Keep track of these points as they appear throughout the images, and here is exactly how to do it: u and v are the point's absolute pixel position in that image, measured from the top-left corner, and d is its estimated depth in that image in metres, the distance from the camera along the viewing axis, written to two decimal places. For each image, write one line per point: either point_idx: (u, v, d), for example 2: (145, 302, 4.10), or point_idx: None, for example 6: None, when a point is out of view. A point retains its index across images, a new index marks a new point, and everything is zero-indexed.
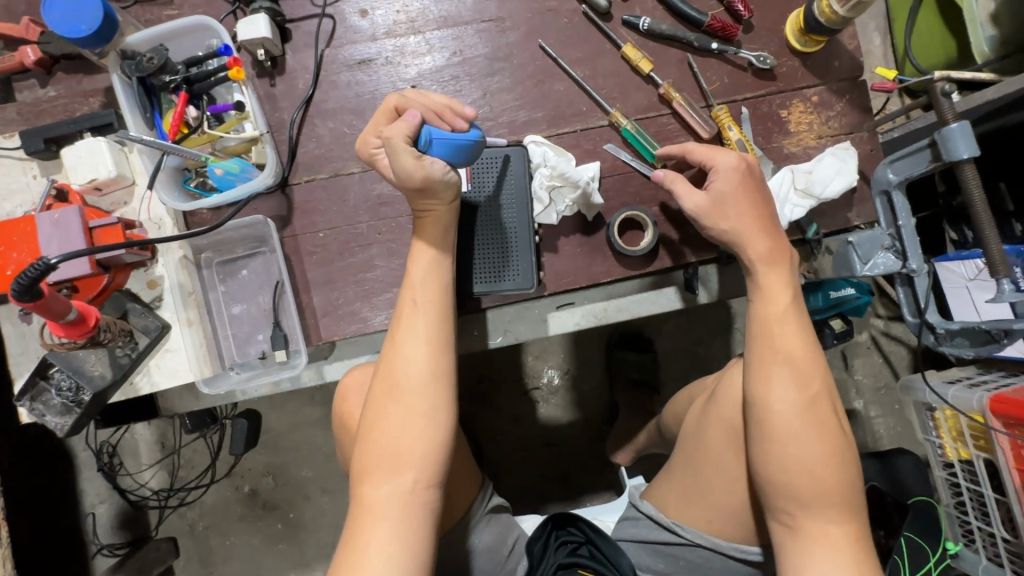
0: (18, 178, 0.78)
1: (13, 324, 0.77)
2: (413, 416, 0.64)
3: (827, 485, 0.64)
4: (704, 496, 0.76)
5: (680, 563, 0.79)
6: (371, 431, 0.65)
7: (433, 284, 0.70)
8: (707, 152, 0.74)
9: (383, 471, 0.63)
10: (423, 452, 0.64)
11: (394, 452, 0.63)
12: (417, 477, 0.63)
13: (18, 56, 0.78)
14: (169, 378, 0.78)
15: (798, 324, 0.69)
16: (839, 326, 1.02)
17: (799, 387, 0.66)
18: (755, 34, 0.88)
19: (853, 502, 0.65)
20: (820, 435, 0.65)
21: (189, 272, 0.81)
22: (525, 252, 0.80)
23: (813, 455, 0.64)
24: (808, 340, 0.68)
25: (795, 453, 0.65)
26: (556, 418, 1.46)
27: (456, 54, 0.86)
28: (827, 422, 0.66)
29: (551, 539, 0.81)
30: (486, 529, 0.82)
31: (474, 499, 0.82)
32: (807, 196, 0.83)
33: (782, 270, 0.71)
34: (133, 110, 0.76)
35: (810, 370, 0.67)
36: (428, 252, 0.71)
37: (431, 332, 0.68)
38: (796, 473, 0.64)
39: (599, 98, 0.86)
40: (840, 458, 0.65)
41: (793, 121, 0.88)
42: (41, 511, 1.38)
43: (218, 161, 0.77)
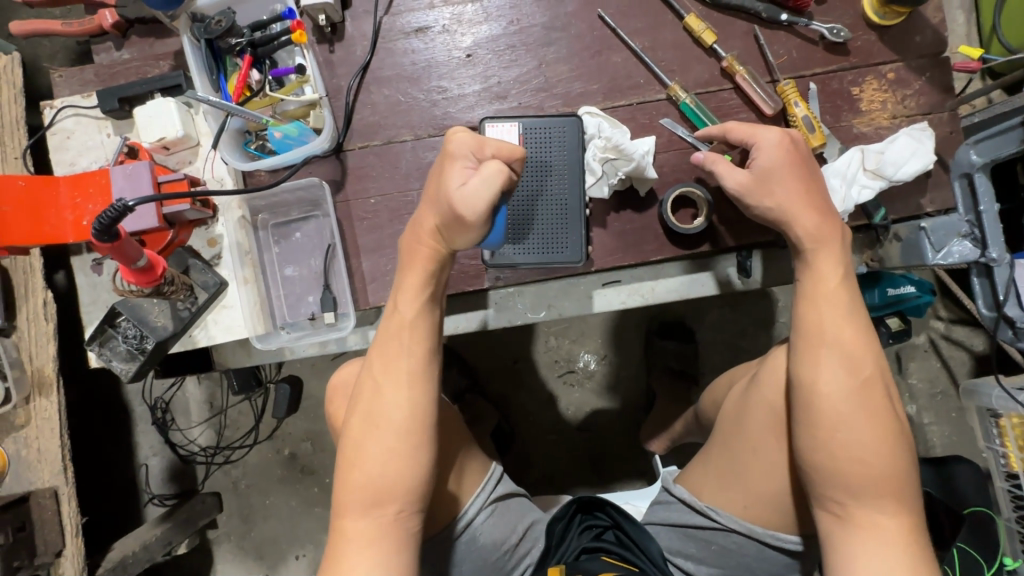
0: (94, 137, 0.82)
1: (86, 275, 0.81)
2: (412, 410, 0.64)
3: (880, 473, 0.61)
4: (741, 482, 0.73)
5: (712, 548, 0.76)
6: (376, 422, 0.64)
7: (416, 325, 0.66)
8: (748, 129, 0.71)
9: (390, 455, 0.63)
10: (408, 458, 0.63)
11: (398, 438, 0.63)
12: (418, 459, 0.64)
13: (97, 20, 0.82)
14: (225, 333, 0.81)
15: (844, 307, 0.65)
16: (896, 325, 1.01)
17: (850, 372, 0.63)
18: (829, 6, 0.83)
19: (909, 493, 0.61)
20: (872, 423, 0.61)
21: (246, 232, 0.84)
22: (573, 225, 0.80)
23: (864, 441, 0.61)
24: (856, 322, 0.64)
25: (844, 440, 0.61)
26: (589, 403, 1.46)
27: (513, 23, 0.85)
28: (879, 410, 0.62)
29: (573, 523, 0.80)
30: (487, 520, 0.80)
31: (476, 484, 0.81)
32: (878, 177, 0.78)
33: (832, 252, 0.67)
34: (201, 72, 0.78)
35: (862, 356, 0.63)
36: (417, 277, 0.66)
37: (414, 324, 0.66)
38: (846, 461, 0.61)
39: (657, 70, 0.83)
40: (893, 444, 0.62)
41: (865, 99, 0.83)
42: (98, 459, 1.46)
43: (278, 125, 0.80)
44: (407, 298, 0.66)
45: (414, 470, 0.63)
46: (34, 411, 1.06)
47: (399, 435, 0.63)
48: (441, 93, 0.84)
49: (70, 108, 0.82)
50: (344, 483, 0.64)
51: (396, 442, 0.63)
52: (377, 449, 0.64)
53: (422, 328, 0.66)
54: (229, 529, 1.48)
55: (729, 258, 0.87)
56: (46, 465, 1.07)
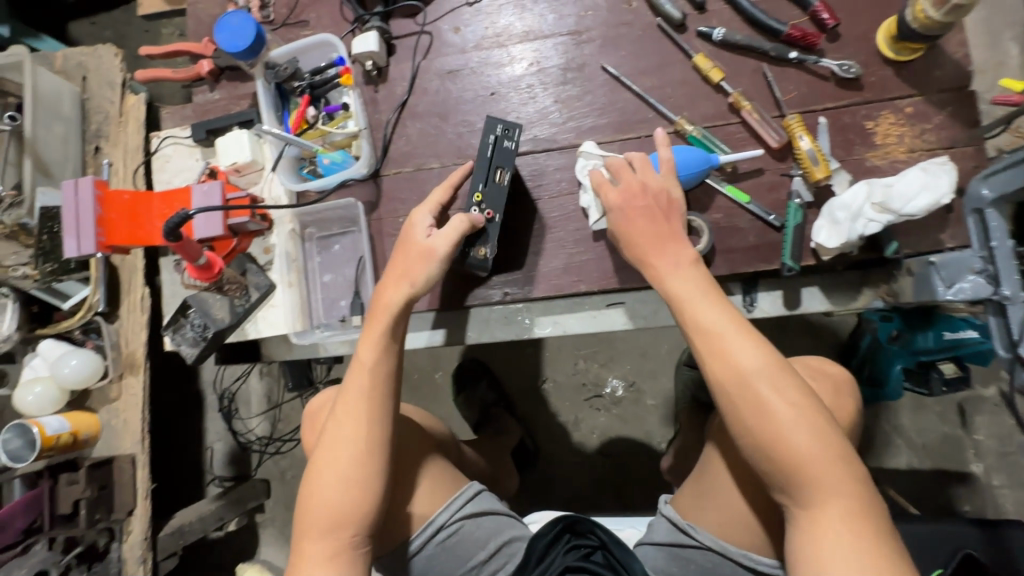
0: (187, 161, 1.01)
1: (169, 273, 0.99)
2: (354, 442, 0.75)
3: (822, 472, 0.63)
4: (720, 501, 0.78)
5: (691, 567, 0.77)
6: (317, 461, 0.77)
7: (375, 367, 0.78)
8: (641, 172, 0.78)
9: (332, 484, 0.75)
10: (355, 488, 0.74)
11: (341, 467, 0.75)
12: (359, 482, 0.74)
13: (197, 68, 1.00)
14: (270, 328, 0.95)
15: (725, 315, 0.69)
16: (951, 370, 1.21)
17: (760, 367, 0.66)
18: (842, 43, 0.85)
19: (853, 482, 0.63)
20: (809, 423, 0.64)
21: (295, 243, 0.97)
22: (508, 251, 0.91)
23: (801, 441, 0.63)
24: (736, 326, 0.68)
25: (768, 443, 0.64)
26: (615, 428, 1.51)
27: (534, 65, 0.94)
28: (804, 401, 0.65)
29: (561, 539, 0.82)
30: (454, 533, 0.87)
31: (446, 498, 0.89)
32: (884, 211, 0.77)
33: (688, 271, 0.73)
34: (269, 110, 0.95)
35: (764, 361, 0.66)
36: (372, 335, 0.79)
37: (360, 373, 0.78)
38: (779, 458, 0.64)
39: (663, 108, 0.89)
40: (828, 442, 0.64)
41: (879, 133, 0.83)
42: (173, 438, 1.67)
43: (326, 153, 0.94)
44: (367, 346, 0.79)
45: (360, 502, 0.74)
46: (124, 388, 1.26)
47: (343, 472, 0.75)
48: (466, 127, 0.94)
49: (171, 138, 1.02)
50: (305, 514, 0.75)
51: (351, 465, 0.75)
52: (331, 468, 0.75)
53: (374, 375, 0.78)
54: (274, 515, 1.63)
55: (735, 297, 0.89)
56: (129, 435, 1.26)
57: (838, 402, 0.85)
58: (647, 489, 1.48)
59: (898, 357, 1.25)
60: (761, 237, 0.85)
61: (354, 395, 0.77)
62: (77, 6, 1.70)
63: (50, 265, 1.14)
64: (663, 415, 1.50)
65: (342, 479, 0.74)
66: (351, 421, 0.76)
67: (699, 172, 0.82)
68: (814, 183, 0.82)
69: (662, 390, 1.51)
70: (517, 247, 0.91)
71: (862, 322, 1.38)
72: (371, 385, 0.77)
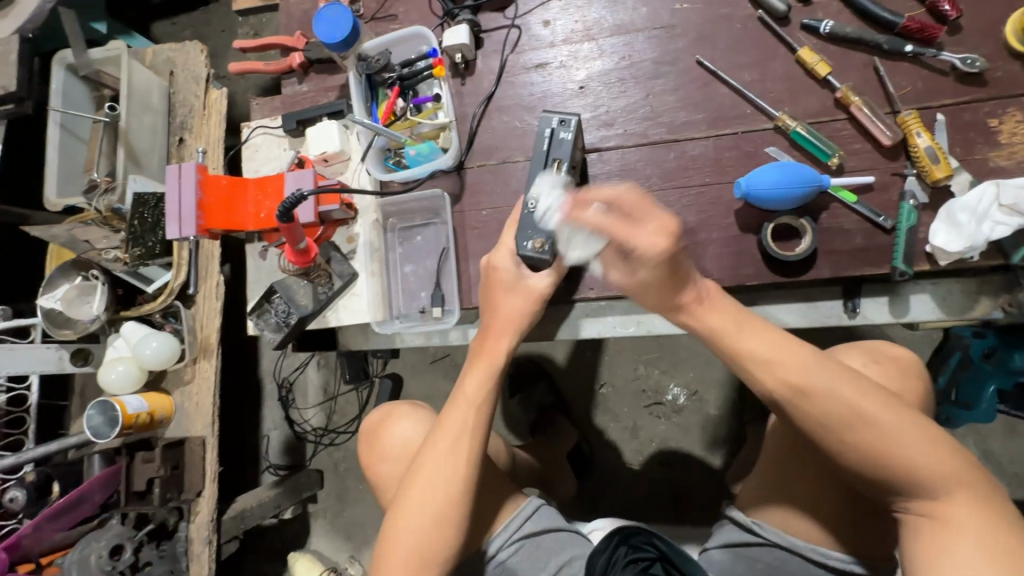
0: (275, 151, 1.03)
1: (254, 259, 1.00)
2: (449, 474, 0.75)
3: (933, 465, 0.60)
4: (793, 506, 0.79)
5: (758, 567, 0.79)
6: (406, 489, 0.76)
7: (478, 400, 0.78)
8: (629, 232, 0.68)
9: (421, 509, 0.74)
10: (445, 519, 0.74)
11: (431, 494, 0.74)
12: (451, 512, 0.74)
13: (289, 60, 1.03)
14: (352, 317, 0.96)
15: (768, 332, 0.69)
16: None
17: (822, 373, 0.65)
18: (964, 36, 0.80)
19: (966, 472, 0.60)
20: (898, 418, 0.61)
21: (378, 233, 0.98)
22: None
23: (903, 436, 0.60)
24: (782, 343, 0.67)
25: (850, 444, 0.63)
26: (675, 437, 1.47)
27: (625, 58, 0.92)
28: (869, 392, 0.63)
29: (619, 551, 0.80)
30: (514, 555, 0.86)
31: (505, 517, 0.89)
32: (1014, 213, 0.72)
33: (725, 300, 0.73)
34: (360, 101, 0.96)
35: (818, 367, 0.65)
36: (480, 368, 0.80)
37: (460, 409, 0.78)
38: (882, 451, 0.61)
39: (763, 103, 0.85)
40: (927, 435, 0.61)
41: (1004, 131, 0.78)
42: (231, 425, 1.71)
43: (414, 144, 0.95)
44: (476, 379, 0.79)
45: (449, 535, 0.74)
46: (198, 371, 1.29)
47: (435, 499, 0.74)
48: None
49: (261, 127, 1.04)
50: (390, 543, 0.74)
51: (440, 491, 0.74)
52: (424, 498, 0.74)
53: (480, 412, 0.78)
54: (325, 506, 1.65)
55: (835, 303, 0.85)
56: (200, 417, 1.29)
57: (905, 383, 0.81)
58: (708, 502, 1.43)
59: (993, 377, 1.16)
60: (870, 240, 0.80)
61: (454, 427, 0.77)
62: (161, 7, 1.79)
63: (138, 250, 1.18)
64: (726, 426, 1.45)
65: (435, 514, 0.74)
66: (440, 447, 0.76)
67: (807, 190, 0.79)
68: (931, 183, 0.77)
69: (726, 401, 1.46)
70: None
71: (951, 338, 1.30)
72: (469, 413, 0.77)
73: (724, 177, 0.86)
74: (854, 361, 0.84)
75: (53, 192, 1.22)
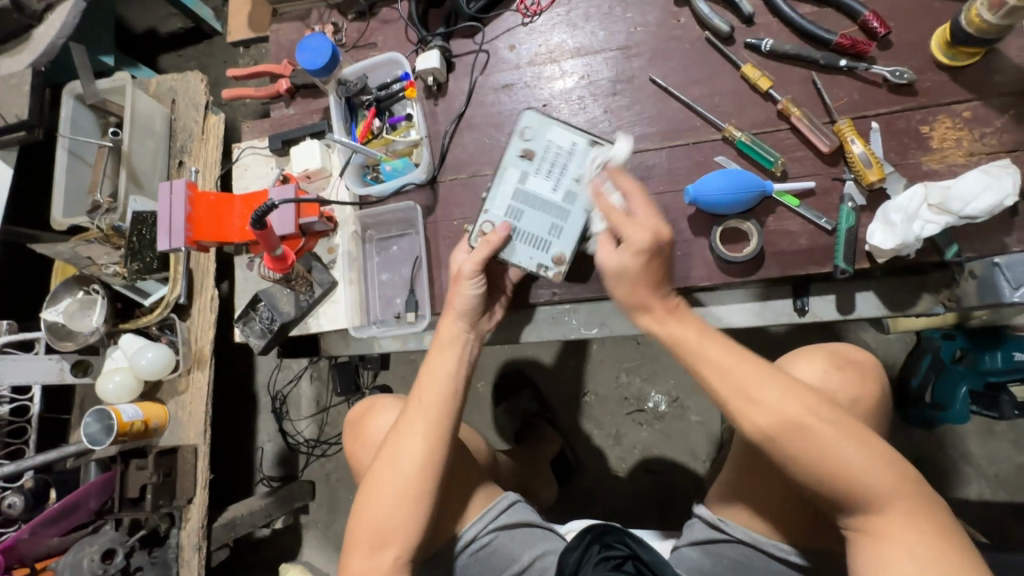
0: (264, 169, 1.11)
1: (242, 270, 1.07)
2: (408, 459, 0.78)
3: (875, 485, 0.59)
4: (753, 501, 0.79)
5: (724, 562, 0.79)
6: (372, 477, 0.80)
7: (433, 386, 0.81)
8: (623, 221, 0.73)
9: (384, 496, 0.78)
10: (409, 503, 0.77)
11: (394, 481, 0.78)
12: (419, 499, 0.77)
13: (276, 86, 1.10)
14: (332, 322, 1.02)
15: (726, 348, 0.67)
16: None
17: (783, 393, 0.63)
18: (894, 50, 0.86)
19: (909, 493, 0.59)
20: (858, 436, 0.61)
21: (357, 244, 1.04)
22: (573, 234, 0.90)
23: (849, 451, 0.60)
24: (743, 358, 0.66)
25: (804, 466, 0.61)
26: (657, 443, 1.50)
27: (584, 78, 0.99)
28: (829, 411, 0.62)
29: (591, 550, 0.81)
30: (489, 545, 0.89)
31: (480, 508, 0.91)
32: (943, 212, 0.76)
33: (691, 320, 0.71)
34: (340, 121, 1.03)
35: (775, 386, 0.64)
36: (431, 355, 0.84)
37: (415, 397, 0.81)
38: (835, 474, 0.60)
39: (712, 116, 0.91)
40: (879, 451, 0.60)
41: (935, 137, 0.83)
42: (226, 438, 1.75)
43: (389, 160, 1.02)
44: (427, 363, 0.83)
45: (414, 520, 0.77)
46: (192, 381, 1.35)
47: (398, 486, 0.78)
48: None
49: (250, 149, 1.12)
50: (360, 525, 0.79)
51: (406, 478, 0.77)
52: (394, 482, 0.78)
53: (438, 397, 0.81)
54: (317, 517, 1.67)
55: (786, 302, 0.89)
56: (193, 426, 1.34)
57: (863, 389, 0.79)
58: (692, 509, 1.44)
59: (965, 378, 1.18)
60: (813, 240, 0.85)
61: (413, 416, 0.80)
62: (168, 41, 1.91)
63: (136, 264, 1.26)
64: (707, 432, 1.47)
65: (404, 498, 0.77)
66: (412, 432, 0.79)
67: (750, 195, 0.84)
68: (867, 186, 0.82)
69: (707, 407, 1.48)
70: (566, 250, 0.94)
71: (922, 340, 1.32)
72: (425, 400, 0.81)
73: (677, 185, 0.91)
74: (813, 371, 0.80)
75: (59, 212, 1.30)
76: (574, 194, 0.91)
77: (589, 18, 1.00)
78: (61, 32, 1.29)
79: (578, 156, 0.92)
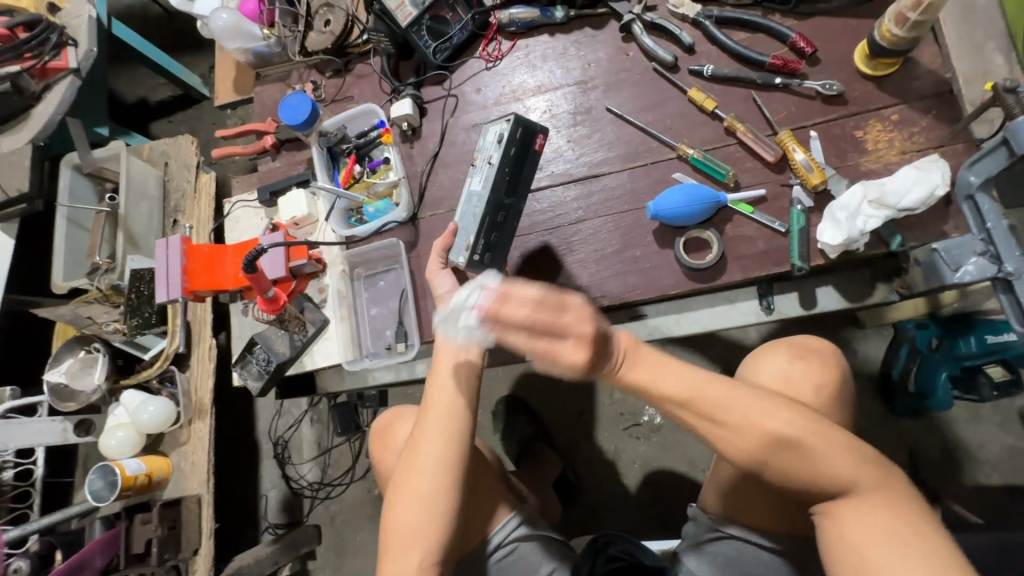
0: (254, 220, 1.17)
1: (238, 316, 1.12)
2: (432, 467, 0.80)
3: (854, 476, 0.62)
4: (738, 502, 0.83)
5: (719, 559, 0.83)
6: (397, 482, 0.82)
7: (451, 405, 0.83)
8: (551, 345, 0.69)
9: (407, 501, 0.80)
10: (434, 507, 0.79)
11: (418, 486, 0.80)
12: (443, 496, 0.79)
13: (262, 142, 1.17)
14: (326, 358, 1.06)
15: (682, 370, 0.69)
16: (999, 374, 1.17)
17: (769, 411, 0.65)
18: (822, 66, 0.94)
19: (885, 474, 0.63)
20: (835, 443, 0.63)
21: (345, 282, 1.10)
22: (481, 220, 0.90)
23: (829, 457, 0.63)
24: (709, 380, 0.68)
25: (788, 467, 0.64)
26: (656, 456, 1.51)
27: (546, 112, 1.06)
28: (799, 415, 0.65)
29: (600, 561, 0.83)
30: (508, 555, 0.91)
31: (500, 518, 0.93)
32: (882, 207, 0.83)
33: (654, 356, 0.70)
34: (323, 169, 1.11)
35: (741, 396, 0.66)
36: (443, 372, 0.85)
37: (438, 413, 0.83)
38: (810, 473, 0.63)
39: (665, 137, 0.99)
40: (858, 451, 0.64)
41: (870, 140, 0.90)
42: (232, 490, 1.75)
43: (372, 202, 1.09)
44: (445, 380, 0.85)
45: (437, 522, 0.78)
46: (193, 432, 1.37)
47: (423, 490, 0.79)
48: None
49: (240, 201, 1.19)
50: (386, 530, 0.80)
51: (433, 479, 0.79)
52: (418, 481, 0.80)
53: (456, 407, 0.83)
54: (325, 561, 1.67)
55: (752, 302, 0.94)
56: (196, 476, 1.35)
57: (827, 375, 0.83)
58: None
59: (943, 365, 1.20)
60: (770, 243, 0.90)
61: (433, 428, 0.82)
62: (159, 109, 2.01)
63: (135, 320, 1.29)
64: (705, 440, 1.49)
65: (427, 497, 0.79)
66: (434, 440, 0.82)
67: (707, 206, 0.90)
68: (812, 189, 0.89)
69: None
70: (540, 270, 0.99)
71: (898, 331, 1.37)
72: (446, 415, 0.83)
73: (639, 203, 0.98)
74: (774, 366, 0.85)
75: (59, 276, 1.35)
76: (488, 174, 0.91)
77: (547, 58, 1.08)
78: (59, 109, 1.38)
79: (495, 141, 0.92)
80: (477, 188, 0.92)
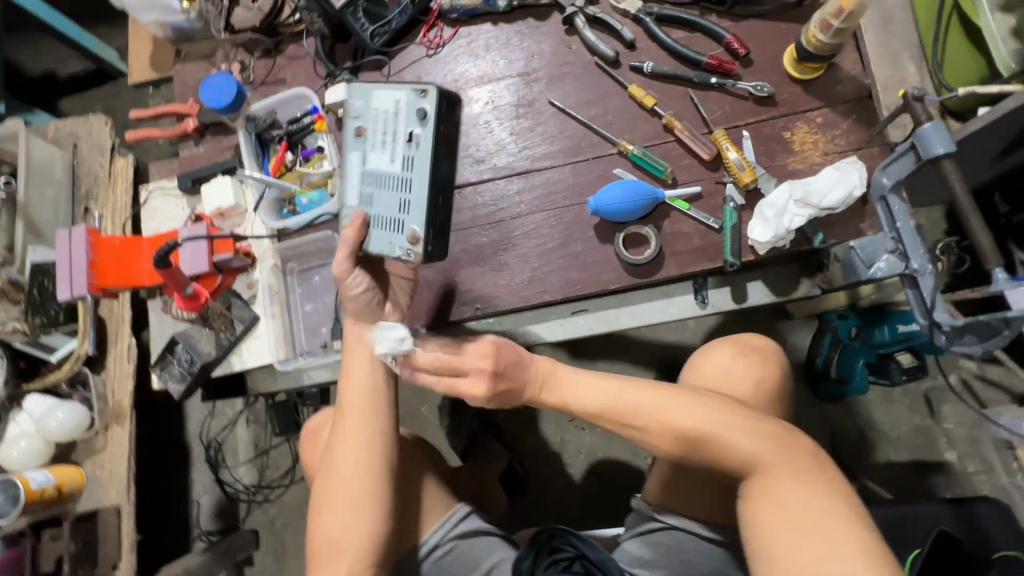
0: (174, 210, 1.09)
1: (157, 314, 1.04)
2: (353, 471, 0.80)
3: (770, 463, 0.68)
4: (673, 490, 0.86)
5: (660, 547, 0.85)
6: (324, 489, 0.81)
7: (372, 405, 0.83)
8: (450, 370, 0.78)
9: (333, 506, 0.80)
10: (359, 511, 0.79)
11: (346, 493, 0.80)
12: (370, 498, 0.79)
13: (183, 125, 1.08)
14: (255, 358, 1.01)
15: (601, 382, 0.78)
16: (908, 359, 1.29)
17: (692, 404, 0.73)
18: (755, 68, 0.97)
19: (799, 461, 0.68)
20: (751, 433, 0.70)
21: (277, 276, 1.03)
22: (421, 208, 0.84)
23: (744, 443, 0.69)
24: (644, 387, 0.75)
25: (702, 449, 0.71)
26: (601, 446, 1.54)
27: (488, 103, 1.04)
28: (722, 409, 0.72)
29: (541, 555, 0.83)
30: (447, 554, 0.90)
31: (440, 517, 0.91)
32: (806, 206, 0.87)
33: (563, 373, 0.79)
34: (250, 157, 1.04)
35: (673, 398, 0.74)
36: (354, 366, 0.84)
37: (355, 415, 0.82)
38: (728, 460, 0.70)
39: (606, 132, 0.99)
40: (782, 440, 0.70)
41: (797, 141, 0.94)
42: (160, 496, 1.64)
43: (305, 193, 1.04)
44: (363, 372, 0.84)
45: (364, 526, 0.78)
46: (109, 438, 1.26)
47: (348, 495, 0.79)
48: None
49: (159, 189, 1.10)
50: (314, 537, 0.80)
51: (355, 483, 0.79)
52: (341, 486, 0.80)
53: (376, 405, 0.83)
54: (264, 566, 1.60)
55: (688, 297, 0.97)
56: (114, 485, 1.25)
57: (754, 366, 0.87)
58: None
59: (861, 353, 1.30)
60: (705, 239, 0.93)
61: (354, 431, 0.82)
62: (69, 84, 1.82)
63: (38, 318, 1.19)
64: None
65: (352, 500, 0.79)
66: (353, 444, 0.81)
67: (644, 202, 0.92)
68: (743, 187, 0.92)
69: None
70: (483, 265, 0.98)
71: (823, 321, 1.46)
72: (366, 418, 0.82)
73: (581, 198, 0.98)
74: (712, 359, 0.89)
75: None
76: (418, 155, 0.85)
77: (489, 48, 1.06)
78: None
79: (412, 115, 0.85)
80: (399, 171, 0.85)
